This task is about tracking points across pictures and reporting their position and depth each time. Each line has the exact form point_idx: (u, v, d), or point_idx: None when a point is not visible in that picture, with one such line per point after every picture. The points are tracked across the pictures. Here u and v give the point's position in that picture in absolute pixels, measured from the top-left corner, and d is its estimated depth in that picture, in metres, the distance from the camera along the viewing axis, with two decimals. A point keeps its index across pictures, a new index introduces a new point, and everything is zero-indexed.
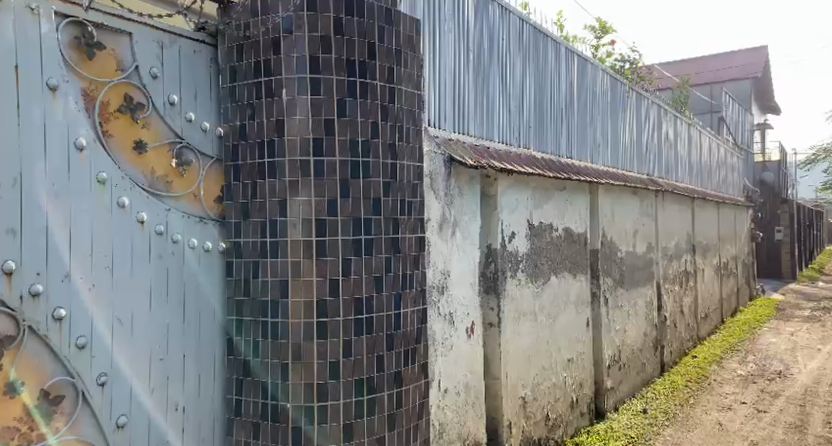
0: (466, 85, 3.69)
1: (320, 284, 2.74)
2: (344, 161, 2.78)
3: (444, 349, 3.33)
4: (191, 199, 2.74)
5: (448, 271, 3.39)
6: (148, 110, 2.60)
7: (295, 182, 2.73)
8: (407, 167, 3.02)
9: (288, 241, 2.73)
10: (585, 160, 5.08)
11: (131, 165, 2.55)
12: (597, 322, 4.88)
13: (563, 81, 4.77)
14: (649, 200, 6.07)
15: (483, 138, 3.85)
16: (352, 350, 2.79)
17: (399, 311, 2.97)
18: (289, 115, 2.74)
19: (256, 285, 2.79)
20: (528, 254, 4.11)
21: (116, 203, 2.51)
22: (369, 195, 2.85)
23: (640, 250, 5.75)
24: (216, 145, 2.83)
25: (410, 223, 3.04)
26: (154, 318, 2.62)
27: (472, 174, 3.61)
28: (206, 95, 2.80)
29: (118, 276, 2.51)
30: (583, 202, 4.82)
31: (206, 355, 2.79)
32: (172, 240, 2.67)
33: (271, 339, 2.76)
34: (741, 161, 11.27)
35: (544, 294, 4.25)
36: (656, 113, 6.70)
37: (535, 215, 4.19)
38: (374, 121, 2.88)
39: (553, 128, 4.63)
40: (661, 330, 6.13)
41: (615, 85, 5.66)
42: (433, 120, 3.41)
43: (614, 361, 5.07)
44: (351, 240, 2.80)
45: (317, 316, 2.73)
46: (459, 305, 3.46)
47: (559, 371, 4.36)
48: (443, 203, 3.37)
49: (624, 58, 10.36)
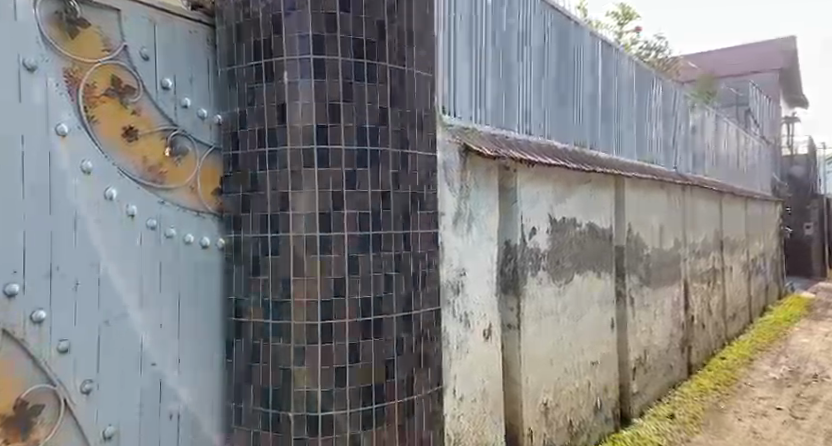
0: (481, 71, 3.46)
1: (324, 283, 2.53)
2: (350, 150, 2.57)
3: (460, 352, 3.11)
4: (188, 192, 2.55)
5: (464, 269, 3.17)
6: (139, 94, 2.40)
7: (298, 172, 2.53)
8: (419, 157, 2.81)
9: (290, 236, 2.53)
10: (608, 152, 4.84)
11: (120, 154, 2.35)
12: (622, 323, 4.64)
13: (587, 69, 4.53)
14: (676, 195, 5.82)
15: (501, 127, 3.62)
16: (359, 355, 2.58)
17: (410, 312, 2.75)
18: (291, 100, 2.53)
19: (256, 284, 2.59)
20: (549, 251, 3.87)
21: (103, 195, 2.31)
22: (378, 188, 2.64)
23: (666, 246, 5.50)
24: (214, 134, 2.63)
25: (422, 218, 2.83)
26: (147, 319, 2.42)
27: (490, 165, 3.39)
28: (203, 79, 2.60)
29: (106, 274, 2.31)
30: (608, 196, 4.58)
31: (205, 359, 2.60)
32: (166, 235, 2.47)
33: (272, 342, 2.56)
34: (769, 154, 10.93)
35: (567, 294, 4.02)
36: (682, 103, 6.43)
37: (557, 210, 3.96)
38: (383, 107, 2.66)
39: (576, 118, 4.39)
40: (688, 330, 5.87)
41: (640, 73, 5.41)
42: (448, 107, 3.19)
43: (640, 363, 4.83)
44: (359, 236, 2.59)
45: (321, 318, 2.52)
46: (475, 306, 3.24)
47: (582, 376, 4.13)
48: (459, 196, 3.15)
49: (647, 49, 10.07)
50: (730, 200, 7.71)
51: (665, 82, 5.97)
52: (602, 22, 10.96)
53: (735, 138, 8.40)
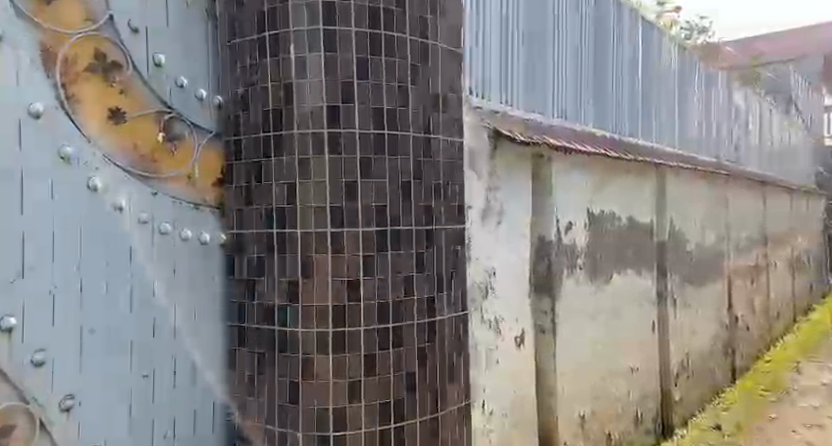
0: (512, 48, 3.15)
1: (335, 285, 2.24)
2: (366, 136, 2.28)
3: (489, 362, 2.81)
4: (184, 183, 2.27)
5: (493, 269, 2.86)
6: (127, 71, 2.13)
7: (306, 160, 2.24)
8: (443, 142, 2.51)
9: (298, 232, 2.25)
10: (648, 140, 4.51)
11: (105, 138, 2.08)
12: (664, 325, 4.31)
13: (627, 51, 4.20)
14: (719, 186, 5.46)
15: (535, 111, 3.31)
16: (375, 367, 2.28)
17: (433, 319, 2.44)
18: (298, 78, 2.25)
19: (260, 286, 2.32)
20: (586, 249, 3.55)
21: (86, 185, 2.04)
22: (397, 178, 2.34)
23: (709, 242, 5.15)
24: (215, 118, 2.37)
25: (446, 211, 2.52)
26: (137, 325, 2.14)
27: (522, 152, 3.08)
28: (202, 56, 2.34)
29: (89, 274, 2.04)
30: (649, 188, 4.25)
31: (204, 369, 2.32)
32: (160, 230, 2.20)
33: (277, 351, 2.28)
34: (812, 146, 10.46)
35: (605, 295, 3.70)
36: (726, 88, 6.06)
37: (594, 202, 3.64)
38: (403, 85, 2.36)
39: (615, 104, 4.07)
40: (732, 331, 5.51)
41: (683, 55, 5.05)
42: (477, 89, 2.89)
43: (682, 369, 4.49)
44: (375, 232, 2.29)
45: (333, 325, 2.24)
46: (506, 309, 2.94)
47: (621, 384, 3.81)
48: (488, 187, 2.85)
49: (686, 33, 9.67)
50: (773, 193, 7.32)
51: (707, 66, 5.60)
52: (643, 4, 10.56)
53: (778, 127, 7.99)
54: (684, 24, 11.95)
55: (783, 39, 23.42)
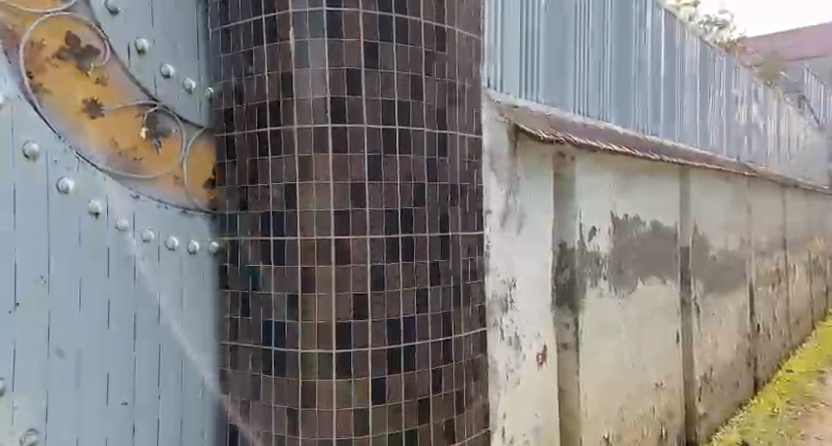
0: (533, 39, 2.90)
1: (340, 301, 1.99)
2: (375, 131, 2.03)
3: (510, 382, 2.57)
4: (171, 184, 2.03)
5: (514, 280, 2.62)
6: (105, 58, 1.89)
7: (306, 159, 2.00)
8: (461, 140, 2.26)
9: (298, 240, 2.00)
10: (669, 138, 4.27)
11: (78, 134, 1.84)
12: (688, 336, 4.06)
13: (649, 44, 3.95)
14: (740, 187, 5.20)
15: (556, 106, 3.06)
16: (385, 393, 2.04)
17: (449, 337, 2.19)
18: (299, 66, 2.00)
19: (255, 300, 2.07)
20: (610, 255, 3.30)
21: (56, 187, 1.79)
22: (410, 180, 2.09)
23: (731, 247, 4.90)
24: (204, 111, 2.12)
25: (465, 216, 2.27)
26: (115, 345, 1.89)
27: (543, 151, 2.83)
28: (190, 43, 2.09)
29: (58, 289, 1.79)
30: (670, 189, 4.00)
31: (193, 394, 2.07)
32: (143, 237, 1.96)
33: (275, 374, 2.04)
34: (826, 147, 10.22)
35: (629, 306, 3.46)
36: (746, 85, 5.80)
37: (617, 205, 3.39)
38: (416, 74, 2.11)
39: (636, 100, 3.83)
40: (754, 341, 5.27)
41: (703, 50, 4.80)
42: (494, 81, 2.64)
43: (706, 383, 4.25)
44: (385, 240, 2.04)
45: (337, 346, 1.99)
46: (526, 324, 2.69)
47: (646, 401, 3.57)
48: (508, 189, 2.60)
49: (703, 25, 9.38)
50: (792, 195, 7.06)
51: (728, 60, 5.35)
52: None
53: (796, 126, 7.74)
54: (699, 18, 11.68)
55: (791, 37, 23.19)
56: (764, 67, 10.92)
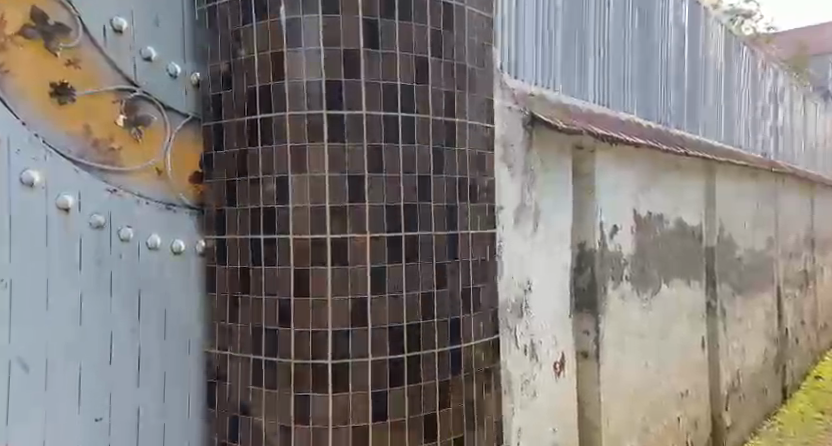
0: (551, 23, 2.71)
1: (336, 306, 1.81)
2: (375, 119, 1.84)
3: (525, 394, 2.37)
4: (152, 176, 1.84)
5: (529, 282, 2.42)
6: (76, 37, 1.72)
7: (300, 149, 1.81)
8: (473, 129, 2.06)
9: (291, 239, 1.82)
10: (693, 132, 4.06)
11: (47, 120, 1.66)
12: (713, 342, 3.85)
13: (672, 33, 3.75)
14: (767, 185, 4.98)
15: (574, 95, 2.87)
16: (386, 409, 1.85)
17: (459, 346, 2.00)
18: (291, 47, 1.81)
19: (244, 306, 1.88)
20: (632, 255, 3.10)
21: (19, 180, 1.62)
22: (415, 173, 1.90)
23: (758, 247, 4.67)
24: (191, 99, 1.94)
25: (476, 213, 2.07)
26: (87, 354, 1.71)
27: (561, 143, 2.64)
28: (174, 23, 1.91)
29: (21, 292, 1.62)
30: (695, 186, 3.79)
31: (176, 408, 1.89)
32: (120, 236, 1.78)
33: (265, 387, 1.85)
34: None
35: (653, 310, 3.25)
36: (772, 78, 5.57)
37: (640, 203, 3.19)
38: (421, 55, 1.91)
39: (659, 91, 3.62)
40: (782, 346, 5.04)
41: (729, 40, 4.58)
42: (509, 67, 2.45)
43: (732, 391, 4.04)
44: (386, 239, 1.85)
45: (334, 356, 1.81)
46: (543, 330, 2.49)
47: (670, 411, 3.36)
48: (523, 184, 2.40)
49: (729, 20, 9.12)
50: (822, 193, 6.81)
51: (753, 52, 5.12)
52: None
53: (824, 123, 7.46)
54: (724, 13, 11.41)
55: (813, 34, 22.79)
56: (792, 62, 10.63)
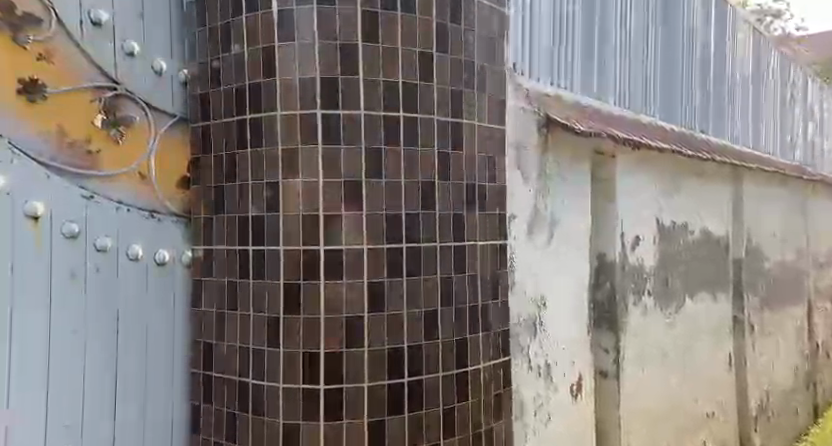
0: (568, 20, 2.55)
1: (330, 325, 1.65)
2: (374, 120, 1.69)
3: (539, 418, 2.20)
4: (134, 181, 1.69)
5: (544, 297, 2.25)
6: (49, 29, 1.57)
7: (292, 153, 1.66)
8: (482, 132, 1.90)
9: (281, 252, 1.66)
10: (718, 137, 3.87)
11: (14, 121, 1.52)
12: (740, 358, 3.66)
13: (698, 33, 3.57)
14: (797, 192, 4.77)
15: (593, 96, 2.70)
16: (384, 440, 1.69)
17: (465, 369, 1.83)
18: (283, 41, 1.66)
19: (231, 323, 1.73)
20: (655, 267, 2.92)
21: None
22: (418, 180, 1.74)
23: (788, 258, 4.46)
24: (177, 98, 1.80)
25: (485, 223, 1.91)
26: (56, 376, 1.57)
27: (579, 147, 2.47)
28: (160, 16, 1.76)
29: None
30: (721, 193, 3.60)
31: (157, 433, 1.74)
32: (96, 246, 1.63)
33: (252, 413, 1.69)
34: None
35: (677, 326, 3.07)
36: (802, 81, 5.36)
37: (663, 211, 3.01)
38: (426, 51, 1.75)
39: (683, 93, 3.44)
40: (812, 362, 4.82)
41: (757, 40, 4.38)
42: (522, 66, 2.28)
43: (761, 411, 3.83)
44: (386, 251, 1.70)
45: (326, 381, 1.65)
46: (558, 349, 2.32)
47: (695, 433, 3.17)
48: (538, 192, 2.24)
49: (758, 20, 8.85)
50: None
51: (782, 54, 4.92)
52: None
53: None
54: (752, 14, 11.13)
55: None
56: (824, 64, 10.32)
